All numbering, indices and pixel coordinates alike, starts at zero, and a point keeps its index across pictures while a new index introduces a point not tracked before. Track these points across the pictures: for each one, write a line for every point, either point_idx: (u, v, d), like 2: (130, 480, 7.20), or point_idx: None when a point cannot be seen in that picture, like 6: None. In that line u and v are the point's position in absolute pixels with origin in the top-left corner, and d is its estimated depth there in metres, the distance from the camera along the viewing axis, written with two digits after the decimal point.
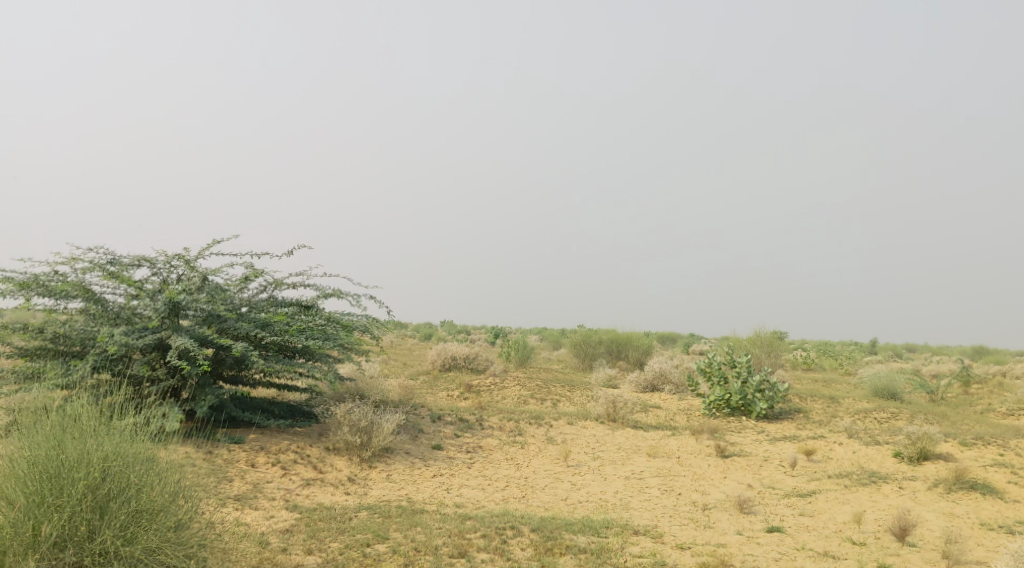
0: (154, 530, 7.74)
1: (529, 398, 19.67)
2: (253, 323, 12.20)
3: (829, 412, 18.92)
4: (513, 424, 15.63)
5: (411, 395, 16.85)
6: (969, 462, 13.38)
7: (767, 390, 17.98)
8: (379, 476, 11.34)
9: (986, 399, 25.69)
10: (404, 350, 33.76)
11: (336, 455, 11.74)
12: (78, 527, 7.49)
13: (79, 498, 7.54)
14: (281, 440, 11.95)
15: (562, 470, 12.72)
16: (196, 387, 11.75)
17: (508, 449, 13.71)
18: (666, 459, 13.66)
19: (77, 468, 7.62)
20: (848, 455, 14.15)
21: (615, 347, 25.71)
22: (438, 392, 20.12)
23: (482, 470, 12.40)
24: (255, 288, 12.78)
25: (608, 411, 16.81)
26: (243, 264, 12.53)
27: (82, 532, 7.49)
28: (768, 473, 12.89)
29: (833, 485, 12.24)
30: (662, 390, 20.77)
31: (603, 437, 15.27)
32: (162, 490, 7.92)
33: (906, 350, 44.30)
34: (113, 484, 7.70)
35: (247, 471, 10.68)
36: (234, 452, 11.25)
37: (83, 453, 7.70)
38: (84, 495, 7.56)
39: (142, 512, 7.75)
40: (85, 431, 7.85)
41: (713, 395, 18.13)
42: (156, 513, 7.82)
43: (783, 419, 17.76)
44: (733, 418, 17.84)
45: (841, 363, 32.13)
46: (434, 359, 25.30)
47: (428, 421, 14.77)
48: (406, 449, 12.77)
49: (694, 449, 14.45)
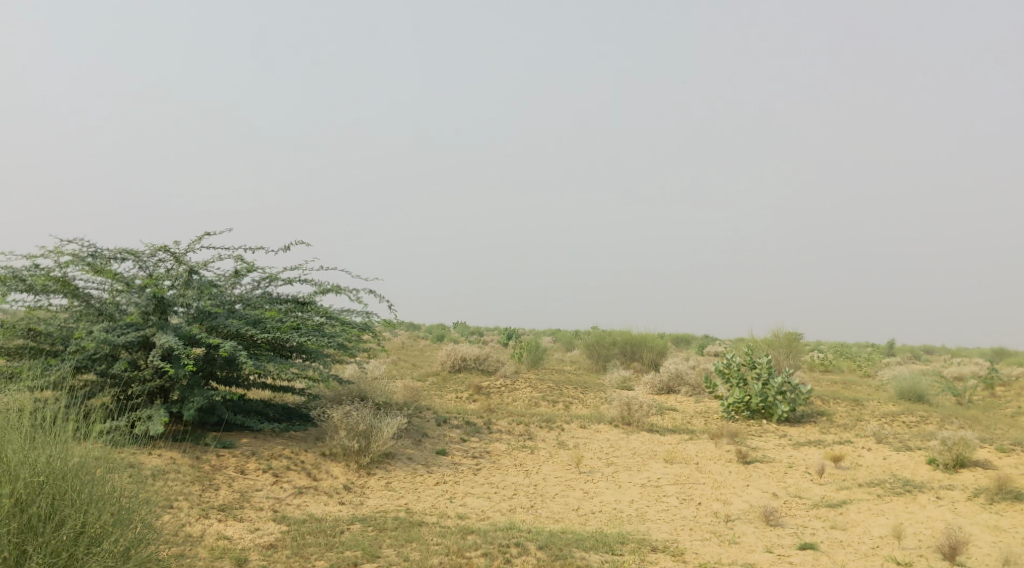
0: (93, 554, 7.00)
1: (541, 401, 18.90)
2: (244, 321, 11.50)
3: (854, 415, 18.05)
4: (522, 428, 14.86)
5: (416, 398, 16.10)
6: (1009, 470, 12.52)
7: (789, 392, 17.14)
8: (377, 484, 10.58)
9: (1014, 402, 24.71)
10: (414, 351, 33.19)
11: (332, 461, 11.00)
12: (7, 551, 6.77)
13: (7, 518, 6.84)
14: (274, 445, 11.23)
15: (574, 477, 11.93)
16: (184, 388, 11.06)
17: (517, 455, 12.94)
18: (684, 465, 12.85)
19: (7, 482, 6.93)
20: (878, 462, 13.30)
21: (630, 348, 24.89)
22: (447, 394, 19.38)
23: (489, 477, 11.63)
24: (249, 283, 12.10)
25: (623, 414, 16.02)
26: (235, 257, 11.85)
27: (11, 557, 6.77)
28: (794, 481, 12.07)
29: (865, 494, 11.40)
30: (678, 392, 19.96)
31: (618, 441, 14.48)
32: (106, 507, 7.15)
33: (924, 351, 43.24)
34: (47, 501, 6.97)
35: (235, 478, 9.95)
36: (222, 458, 10.53)
37: (16, 464, 7.00)
38: (12, 515, 6.85)
39: (82, 533, 7.01)
40: (22, 439, 7.16)
41: (733, 397, 17.30)
42: (98, 536, 7.08)
43: (806, 423, 16.91)
44: (754, 421, 17.00)
45: (860, 364, 31.20)
46: (443, 360, 24.57)
47: (433, 424, 14.02)
48: (408, 454, 12.02)
49: (714, 454, 13.63)
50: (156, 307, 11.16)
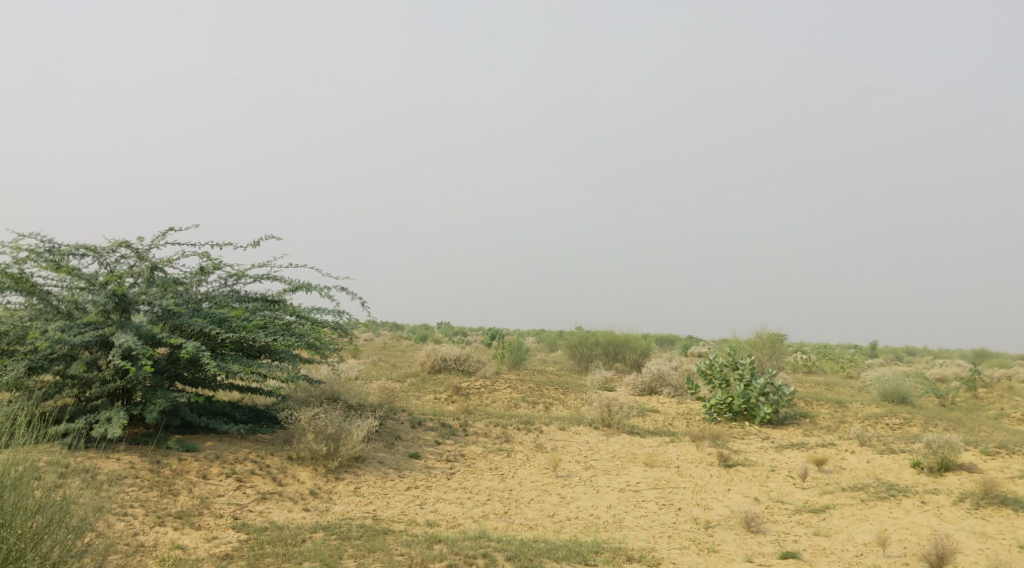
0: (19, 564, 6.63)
1: (520, 402, 18.55)
2: (209, 320, 11.09)
3: (837, 417, 17.81)
4: (499, 430, 14.51)
5: (392, 399, 15.71)
6: (995, 474, 12.28)
7: (772, 394, 16.86)
8: (345, 489, 10.21)
9: (997, 404, 24.59)
10: (394, 351, 32.73)
11: (299, 465, 10.61)
12: None
13: None
14: (239, 449, 10.81)
15: (551, 481, 11.59)
16: (145, 389, 10.64)
17: (493, 458, 12.58)
18: (664, 468, 12.54)
19: None
20: (862, 465, 13.04)
21: (613, 348, 24.58)
22: (425, 395, 18.99)
23: (463, 482, 11.26)
24: (215, 281, 11.70)
25: (603, 416, 15.69)
26: (199, 254, 11.44)
27: None
28: (776, 485, 11.78)
29: (849, 499, 11.13)
30: (660, 393, 19.66)
31: (597, 444, 14.15)
32: (30, 520, 6.77)
33: (906, 353, 43.18)
34: None
35: (196, 483, 9.54)
36: (184, 462, 10.11)
37: None
38: None
39: (8, 543, 6.64)
40: None
41: (715, 398, 17.01)
42: (25, 546, 6.70)
43: (789, 425, 16.65)
44: (736, 423, 16.72)
45: (843, 366, 31.05)
46: (424, 360, 24.18)
47: (407, 427, 13.64)
48: (380, 458, 11.64)
49: (695, 457, 13.32)
50: (116, 306, 10.74)
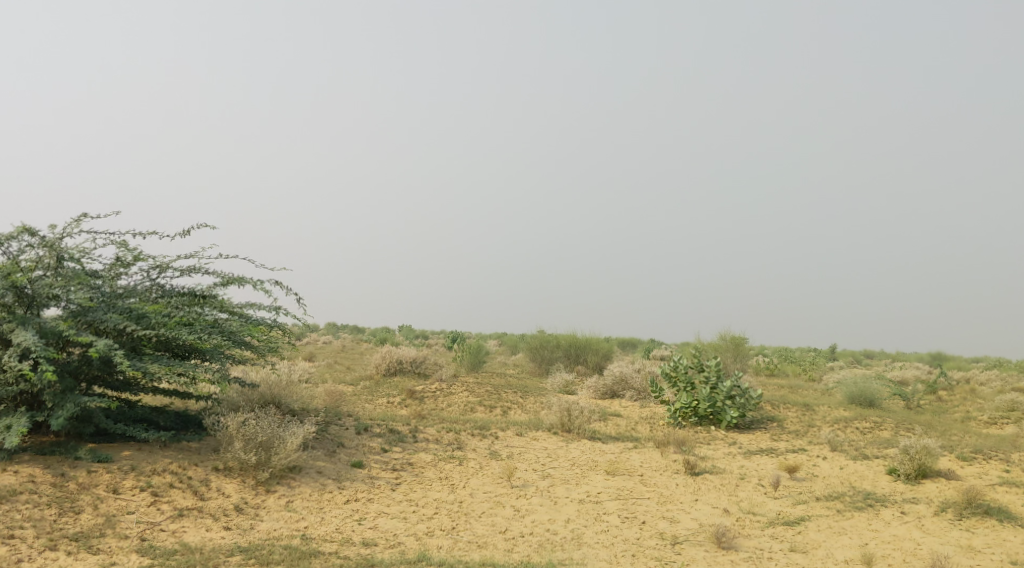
0: None
1: (477, 406, 17.61)
2: (123, 316, 10.03)
3: (805, 421, 17.13)
4: (452, 436, 13.54)
5: (338, 404, 14.67)
6: (974, 481, 11.61)
7: (738, 397, 16.13)
8: (275, 504, 9.20)
9: (962, 406, 24.19)
10: (351, 355, 31.51)
11: (224, 477, 9.57)
12: None
13: None
14: (159, 459, 9.73)
15: (504, 492, 10.65)
16: (53, 393, 9.58)
17: (443, 467, 11.61)
18: (627, 477, 11.67)
19: None
20: (835, 472, 12.30)
21: (574, 350, 23.72)
22: (377, 399, 17.98)
23: (409, 494, 10.29)
24: (136, 273, 10.64)
25: (562, 420, 14.81)
26: (118, 243, 10.37)
27: None
28: (747, 495, 10.98)
29: (823, 510, 10.37)
30: (623, 396, 18.87)
31: (556, 451, 13.26)
32: None
33: (865, 356, 42.92)
34: None
35: (104, 499, 8.47)
36: (93, 474, 9.01)
37: None
38: None
39: None
40: None
41: (679, 402, 16.21)
42: None
43: (756, 430, 15.95)
44: (702, 428, 15.94)
45: (806, 369, 30.56)
46: (378, 363, 23.11)
47: (351, 433, 12.63)
48: (318, 468, 10.64)
49: (660, 465, 12.48)
50: (19, 299, 9.67)
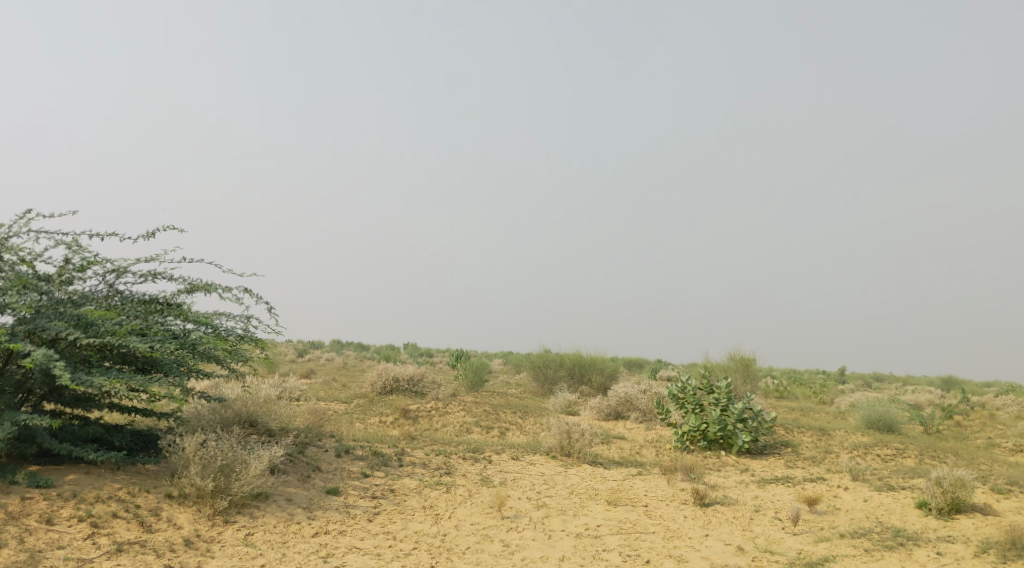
0: None
1: (473, 427, 16.55)
2: (69, 323, 9.12)
3: (821, 446, 16.03)
4: (441, 460, 12.50)
5: (320, 423, 13.62)
6: (1014, 518, 10.51)
7: (750, 420, 15.07)
8: (232, 537, 8.16)
9: (983, 432, 23.01)
10: (348, 372, 30.44)
11: (178, 505, 8.55)
12: None
13: None
14: (107, 484, 8.72)
15: (494, 524, 9.59)
16: None
17: (428, 494, 10.53)
18: (630, 508, 10.60)
19: None
20: (858, 505, 11.17)
21: (578, 370, 22.67)
22: (368, 418, 16.93)
23: (386, 525, 9.23)
24: (89, 277, 9.74)
25: (562, 443, 13.72)
26: (67, 244, 9.50)
27: None
28: (762, 530, 9.91)
29: (849, 549, 9.30)
30: (628, 418, 17.79)
31: (553, 477, 12.17)
32: None
33: (875, 380, 41.69)
34: None
35: (34, 531, 7.49)
36: (26, 502, 8.00)
37: None
38: None
39: None
40: None
41: (687, 425, 15.12)
42: None
43: (770, 456, 14.87)
44: (711, 453, 14.85)
45: (817, 392, 29.41)
46: (373, 380, 22.03)
47: (331, 455, 11.60)
48: (287, 495, 9.61)
49: (667, 494, 11.41)
50: None
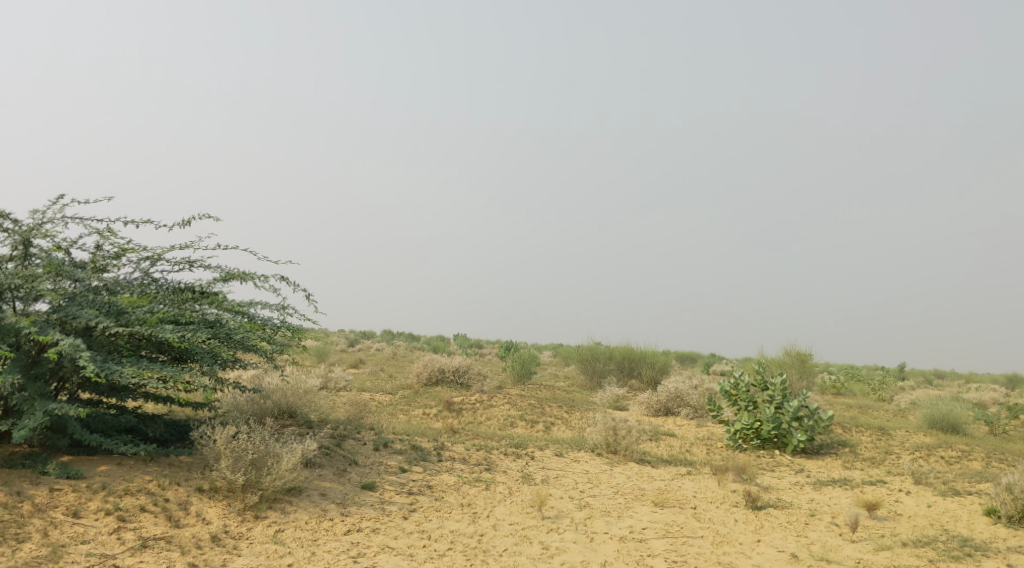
0: None
1: (517, 421, 16.17)
2: (99, 311, 8.96)
3: (881, 446, 15.31)
4: (482, 455, 12.14)
5: (361, 415, 13.36)
6: None
7: (806, 418, 14.43)
8: (262, 533, 7.91)
9: None
10: (396, 362, 30.32)
11: (208, 499, 8.32)
12: None
13: None
14: (138, 476, 8.52)
15: (533, 524, 9.19)
16: (22, 398, 8.57)
17: (467, 492, 10.18)
18: (678, 510, 10.12)
19: None
20: (922, 511, 10.51)
21: (627, 364, 22.14)
22: (412, 410, 16.65)
23: (422, 523, 8.89)
24: (124, 264, 9.59)
25: (607, 440, 13.26)
26: (101, 231, 9.34)
27: None
28: (818, 536, 9.35)
29: (912, 559, 8.70)
30: (678, 414, 17.24)
31: (598, 475, 11.74)
32: None
33: (935, 376, 40.31)
34: None
35: (59, 525, 7.32)
36: (54, 493, 7.82)
37: None
38: None
39: None
40: None
41: (740, 423, 14.55)
42: None
43: (826, 456, 14.22)
44: (765, 452, 14.26)
45: (875, 389, 28.43)
46: (419, 371, 21.78)
47: (369, 449, 11.30)
48: (321, 490, 9.33)
49: (717, 496, 10.89)
50: None
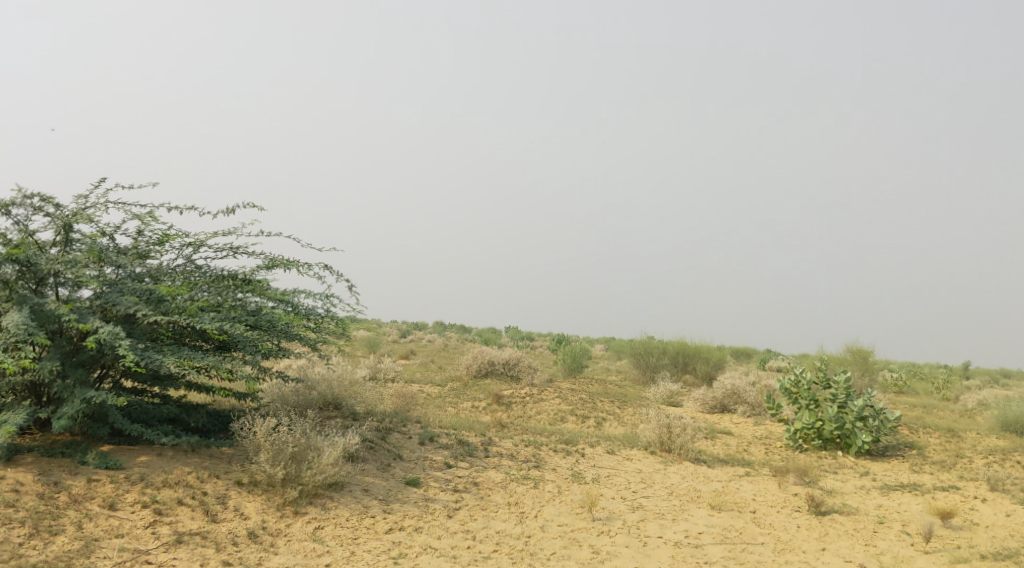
0: None
1: (568, 416, 15.75)
2: (140, 299, 8.77)
3: (951, 449, 14.53)
4: (531, 451, 11.74)
5: (408, 407, 13.07)
6: None
7: (872, 419, 13.74)
8: (301, 530, 7.63)
9: None
10: (446, 354, 30.09)
11: (247, 493, 8.07)
12: None
13: None
14: (177, 467, 8.30)
15: (584, 527, 8.77)
16: (62, 386, 8.42)
17: (514, 490, 9.80)
18: (736, 514, 9.60)
19: None
20: (1000, 520, 9.83)
21: (682, 359, 21.55)
22: (461, 403, 16.33)
23: (467, 522, 8.53)
24: (166, 251, 9.42)
25: (661, 438, 12.76)
26: (142, 216, 9.17)
27: None
28: (888, 546, 8.76)
29: None
30: (734, 411, 16.64)
31: (651, 475, 11.26)
32: None
33: (1002, 375, 38.82)
34: None
35: (94, 518, 7.12)
36: (91, 484, 7.62)
37: None
38: None
39: None
40: None
41: (800, 422, 13.92)
42: None
43: (893, 458, 13.53)
44: (827, 453, 13.62)
45: (939, 387, 27.37)
46: (468, 363, 21.47)
47: (415, 443, 10.99)
48: (364, 485, 9.03)
49: (777, 499, 10.34)
50: (22, 276, 8.53)
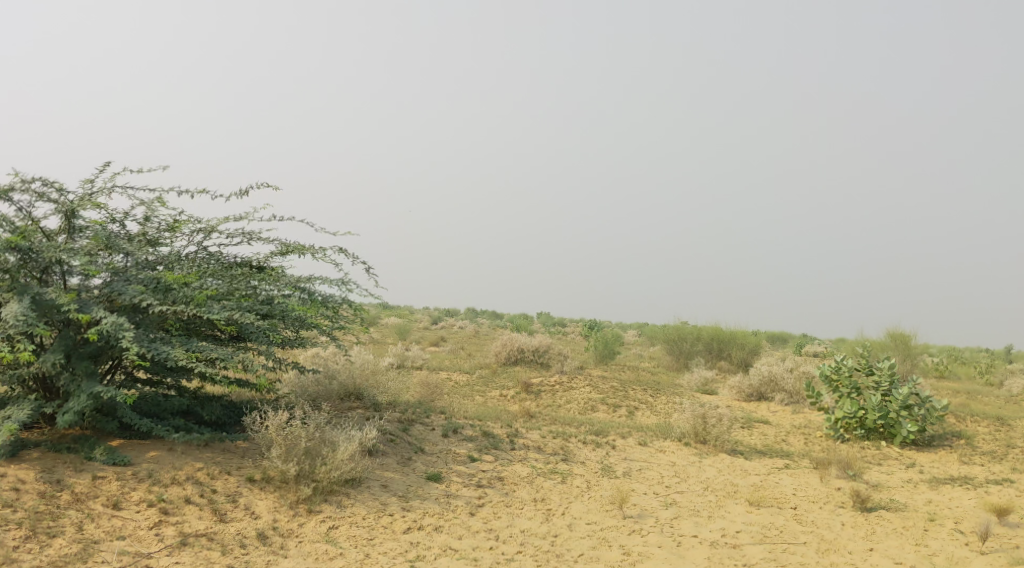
0: None
1: (599, 405, 15.24)
2: (147, 288, 8.40)
3: (1002, 439, 13.81)
4: (560, 443, 11.26)
5: (433, 397, 12.65)
6: None
7: (917, 407, 13.07)
8: (314, 531, 7.23)
9: None
10: (476, 341, 29.66)
11: (259, 491, 7.68)
12: None
13: None
14: (187, 463, 7.93)
15: (614, 525, 8.29)
16: (68, 378, 8.09)
17: (541, 485, 9.33)
18: (776, 511, 9.06)
19: None
20: None
21: (716, 344, 20.92)
22: (489, 392, 15.88)
23: (490, 521, 8.08)
24: (176, 238, 9.05)
25: (696, 428, 12.20)
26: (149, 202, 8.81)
27: None
28: (941, 547, 8.17)
29: None
30: (772, 399, 16.02)
31: (686, 468, 10.73)
32: None
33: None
34: None
35: (96, 519, 6.77)
36: (95, 482, 7.28)
37: None
38: None
39: None
40: None
41: (842, 411, 13.29)
42: None
43: (940, 449, 12.86)
44: (870, 444, 12.99)
45: (983, 372, 26.45)
46: (498, 350, 21.02)
47: (437, 436, 10.55)
48: (382, 481, 8.61)
49: (820, 494, 9.77)
50: (25, 265, 8.19)
